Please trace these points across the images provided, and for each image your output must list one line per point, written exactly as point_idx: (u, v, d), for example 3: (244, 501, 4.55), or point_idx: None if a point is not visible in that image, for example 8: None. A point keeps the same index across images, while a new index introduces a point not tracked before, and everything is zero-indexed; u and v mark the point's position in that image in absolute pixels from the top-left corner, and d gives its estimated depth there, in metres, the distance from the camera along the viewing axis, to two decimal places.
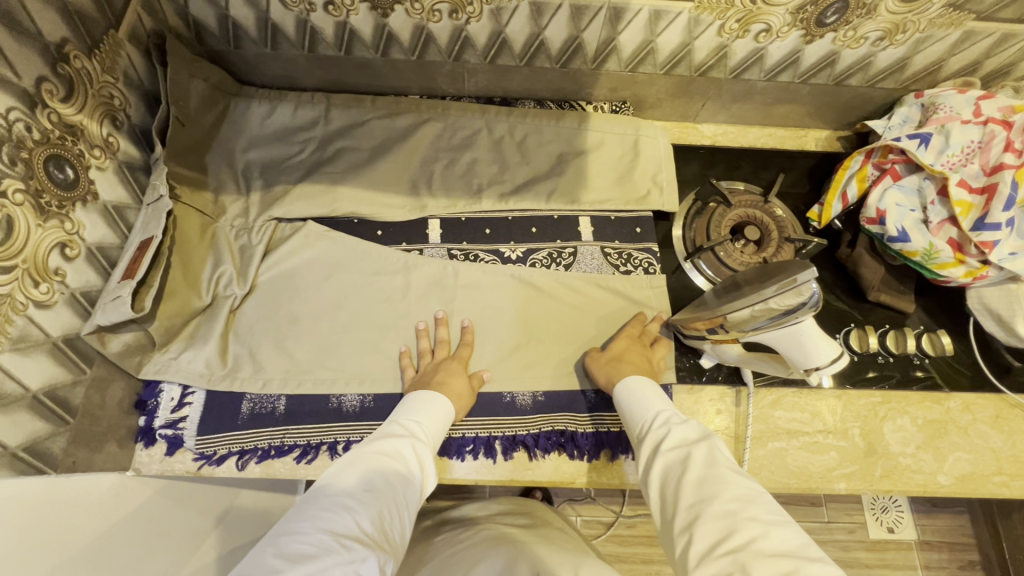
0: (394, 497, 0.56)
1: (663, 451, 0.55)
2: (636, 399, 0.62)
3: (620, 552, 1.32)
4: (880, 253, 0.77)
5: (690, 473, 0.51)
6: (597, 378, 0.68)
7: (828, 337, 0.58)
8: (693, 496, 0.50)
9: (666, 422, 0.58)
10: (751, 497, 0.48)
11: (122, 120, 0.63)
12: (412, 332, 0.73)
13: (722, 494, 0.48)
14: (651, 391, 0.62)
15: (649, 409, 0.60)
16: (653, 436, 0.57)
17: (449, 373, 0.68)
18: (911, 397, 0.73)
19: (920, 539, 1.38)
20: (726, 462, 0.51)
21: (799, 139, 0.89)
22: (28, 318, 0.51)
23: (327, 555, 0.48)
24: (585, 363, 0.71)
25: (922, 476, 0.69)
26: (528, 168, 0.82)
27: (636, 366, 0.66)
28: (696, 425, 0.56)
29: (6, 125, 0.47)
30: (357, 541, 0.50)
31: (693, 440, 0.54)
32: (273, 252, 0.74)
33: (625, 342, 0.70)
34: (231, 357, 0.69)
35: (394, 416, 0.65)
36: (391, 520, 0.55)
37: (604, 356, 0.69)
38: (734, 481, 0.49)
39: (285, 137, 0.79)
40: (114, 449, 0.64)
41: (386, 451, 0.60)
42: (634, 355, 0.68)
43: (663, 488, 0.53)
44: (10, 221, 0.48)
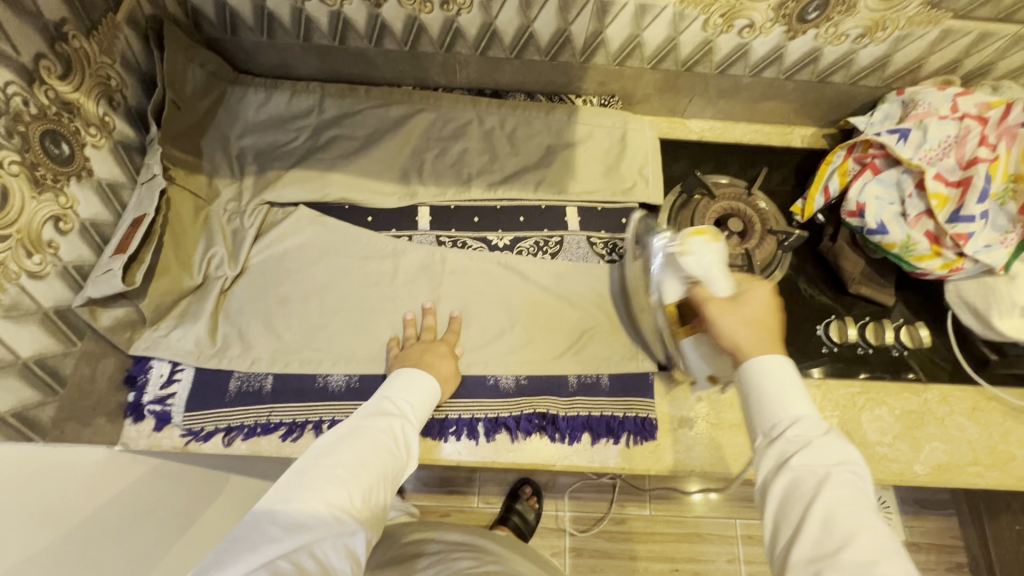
0: (386, 471, 0.57)
1: (790, 467, 0.47)
2: (769, 390, 0.52)
3: (608, 547, 1.33)
4: (861, 246, 0.79)
5: (823, 504, 0.45)
6: (726, 334, 0.56)
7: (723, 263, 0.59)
8: (826, 532, 0.44)
9: (804, 433, 0.49)
10: (892, 552, 0.43)
11: (118, 100, 0.64)
12: (400, 321, 0.74)
13: (859, 540, 0.43)
14: (789, 380, 0.52)
15: (785, 408, 0.51)
16: (779, 448, 0.49)
17: (436, 355, 0.69)
18: (889, 388, 0.75)
19: (907, 540, 1.38)
20: (858, 496, 0.46)
21: (784, 136, 0.91)
22: (20, 288, 0.52)
23: (319, 527, 0.50)
24: (709, 306, 0.57)
25: (898, 465, 0.70)
26: (517, 159, 0.83)
27: (773, 338, 0.55)
28: (839, 445, 0.48)
29: (4, 98, 0.49)
30: (350, 514, 0.52)
31: (828, 466, 0.47)
32: (265, 236, 0.76)
33: (761, 296, 0.58)
34: (221, 336, 0.70)
35: (386, 391, 0.64)
36: (380, 491, 0.56)
37: (741, 311, 0.56)
38: (874, 527, 0.44)
39: (280, 124, 0.80)
40: (102, 423, 0.65)
41: (379, 426, 0.59)
42: (772, 317, 0.57)
43: (783, 505, 0.47)
44: (6, 191, 0.49)
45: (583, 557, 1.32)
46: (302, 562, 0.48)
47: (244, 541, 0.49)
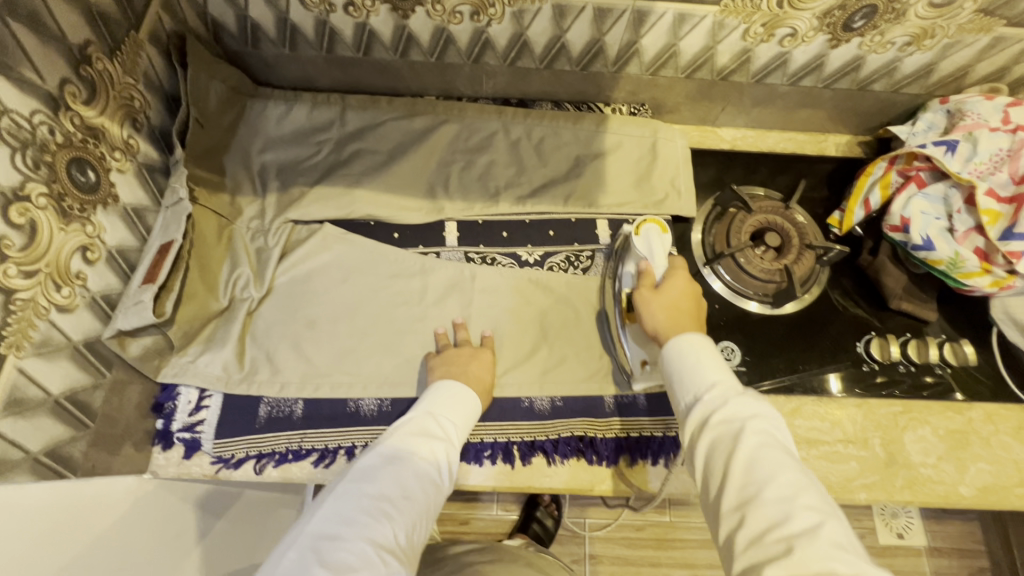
0: (427, 504, 0.55)
1: (710, 425, 0.52)
2: (686, 363, 0.58)
3: (628, 554, 1.32)
4: (902, 261, 0.77)
5: (739, 452, 0.49)
6: (647, 318, 0.64)
7: (665, 253, 0.71)
8: (745, 477, 0.48)
9: (720, 395, 0.55)
10: (807, 485, 0.47)
11: (142, 122, 0.62)
12: (431, 336, 0.72)
13: (779, 479, 0.47)
14: (705, 352, 0.59)
15: (703, 376, 0.57)
16: (703, 408, 0.54)
17: (482, 364, 0.68)
18: (932, 407, 0.73)
19: (930, 545, 1.36)
20: (776, 443, 0.50)
21: (818, 144, 0.88)
22: (50, 322, 0.51)
23: (367, 568, 0.47)
24: (635, 295, 0.67)
25: (943, 487, 0.68)
26: (545, 171, 0.81)
27: (689, 318, 0.63)
28: (751, 401, 0.53)
29: (30, 128, 0.47)
30: (393, 555, 0.50)
31: (744, 416, 0.52)
32: (290, 254, 0.74)
33: (683, 284, 0.66)
34: (249, 359, 0.69)
35: (430, 407, 0.62)
36: (419, 528, 0.54)
37: (659, 296, 0.65)
38: (791, 467, 0.48)
39: (302, 138, 0.78)
40: (130, 451, 0.63)
41: (423, 452, 0.58)
42: (689, 302, 0.65)
43: (708, 460, 0.51)
44: (34, 225, 0.47)
45: (604, 564, 1.31)
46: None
47: None
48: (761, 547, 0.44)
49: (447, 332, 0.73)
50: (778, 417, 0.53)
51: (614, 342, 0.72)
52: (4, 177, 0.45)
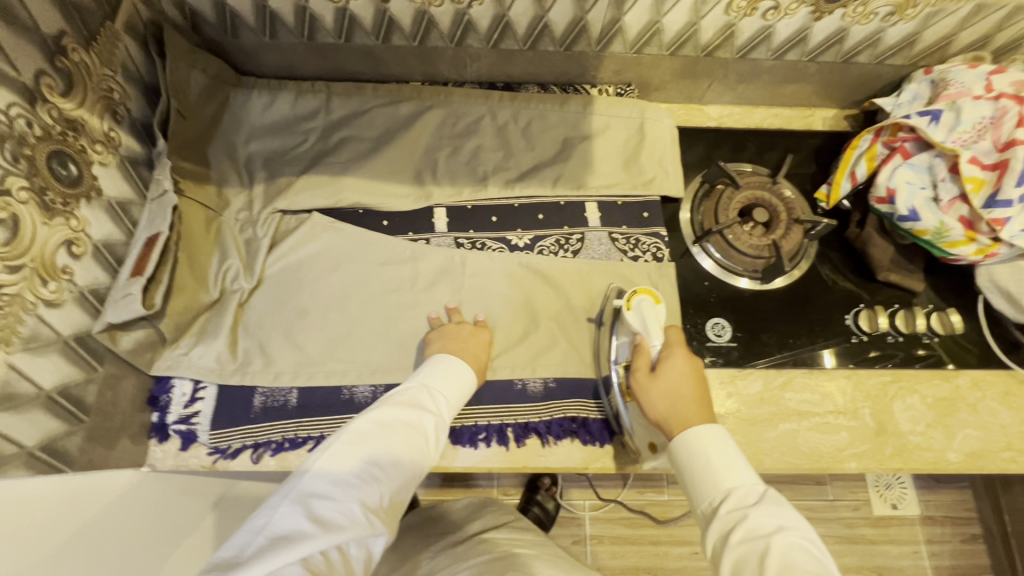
0: (414, 471, 0.58)
1: (733, 543, 0.50)
2: (699, 467, 0.57)
3: (627, 534, 1.34)
4: (890, 232, 0.77)
5: None
6: (647, 405, 0.62)
7: (661, 324, 0.68)
8: None
9: (738, 506, 0.53)
10: None
11: (122, 114, 0.62)
12: (424, 322, 0.73)
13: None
14: (719, 452, 0.57)
15: (719, 484, 0.55)
16: (722, 520, 0.52)
17: (479, 343, 0.69)
18: (920, 375, 0.74)
19: (923, 514, 1.38)
20: (808, 564, 0.47)
21: (805, 119, 0.88)
22: (38, 318, 0.50)
23: (353, 528, 0.51)
24: (632, 380, 0.64)
25: (931, 454, 0.69)
26: (533, 155, 0.81)
27: (693, 404, 0.61)
28: (772, 510, 0.51)
29: (7, 121, 0.46)
30: (378, 516, 0.53)
31: (768, 530, 0.49)
32: (279, 245, 0.74)
33: (681, 365, 0.64)
34: (241, 350, 0.69)
35: (426, 380, 0.63)
36: (403, 490, 0.57)
37: (659, 383, 0.63)
38: None
39: (287, 128, 0.77)
40: (127, 445, 0.63)
41: (414, 422, 0.59)
42: (691, 386, 0.62)
43: None
44: (16, 220, 0.47)
45: (604, 544, 1.33)
46: (331, 556, 0.49)
47: (281, 538, 0.49)
48: None
49: (441, 316, 0.74)
50: (807, 527, 0.51)
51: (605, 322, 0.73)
52: None
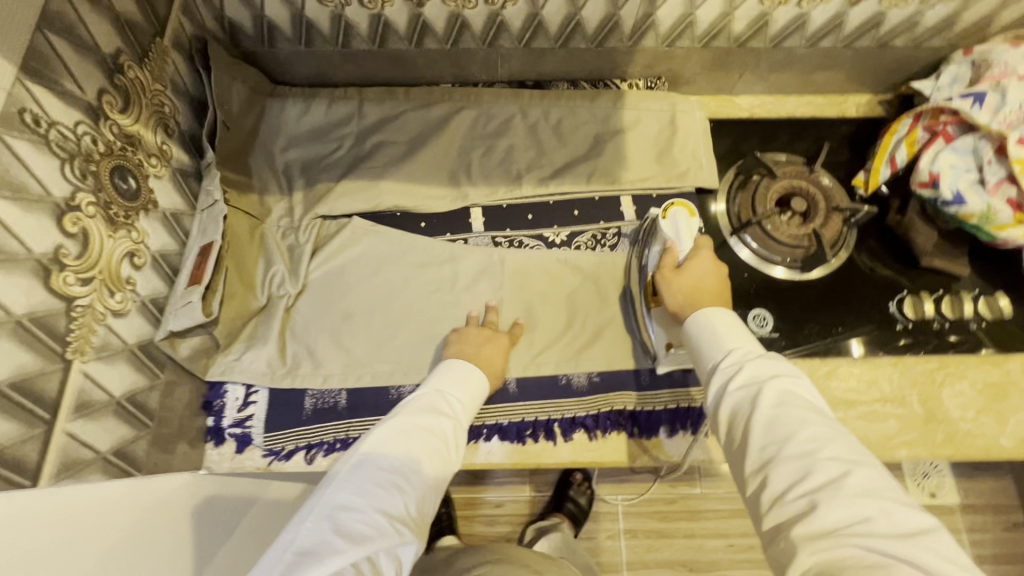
0: (438, 479, 0.55)
1: (731, 389, 0.51)
2: (707, 336, 0.58)
3: (660, 528, 1.31)
4: (932, 218, 0.76)
5: (760, 410, 0.48)
6: (667, 297, 0.64)
7: (693, 235, 0.68)
8: (766, 434, 0.47)
9: (738, 360, 0.54)
10: (832, 435, 0.45)
11: (173, 127, 0.63)
12: (461, 319, 0.74)
13: (800, 433, 0.45)
14: (725, 325, 0.58)
15: (722, 346, 0.56)
16: (722, 372, 0.53)
17: (496, 349, 0.69)
18: (968, 361, 0.73)
19: (963, 502, 1.33)
20: (800, 400, 0.49)
21: (838, 106, 0.87)
22: (108, 327, 0.53)
23: (382, 538, 0.47)
24: (657, 277, 0.66)
25: (984, 440, 0.68)
26: (566, 153, 0.81)
27: (713, 298, 0.62)
28: (769, 361, 0.52)
29: (76, 138, 0.48)
30: (407, 526, 0.50)
31: (767, 375, 0.51)
32: (321, 250, 0.75)
33: (707, 264, 0.65)
34: (290, 354, 0.70)
35: (439, 385, 0.63)
36: (428, 501, 0.54)
37: (681, 277, 0.64)
38: (815, 419, 0.47)
39: (323, 135, 0.79)
40: (185, 449, 0.65)
41: (434, 427, 0.58)
42: (713, 282, 0.64)
43: (730, 424, 0.50)
44: (86, 234, 0.49)
45: (639, 538, 1.30)
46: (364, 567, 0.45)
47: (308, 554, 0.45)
48: (786, 503, 0.43)
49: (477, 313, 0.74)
50: (803, 376, 0.52)
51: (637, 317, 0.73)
52: (56, 188, 0.46)
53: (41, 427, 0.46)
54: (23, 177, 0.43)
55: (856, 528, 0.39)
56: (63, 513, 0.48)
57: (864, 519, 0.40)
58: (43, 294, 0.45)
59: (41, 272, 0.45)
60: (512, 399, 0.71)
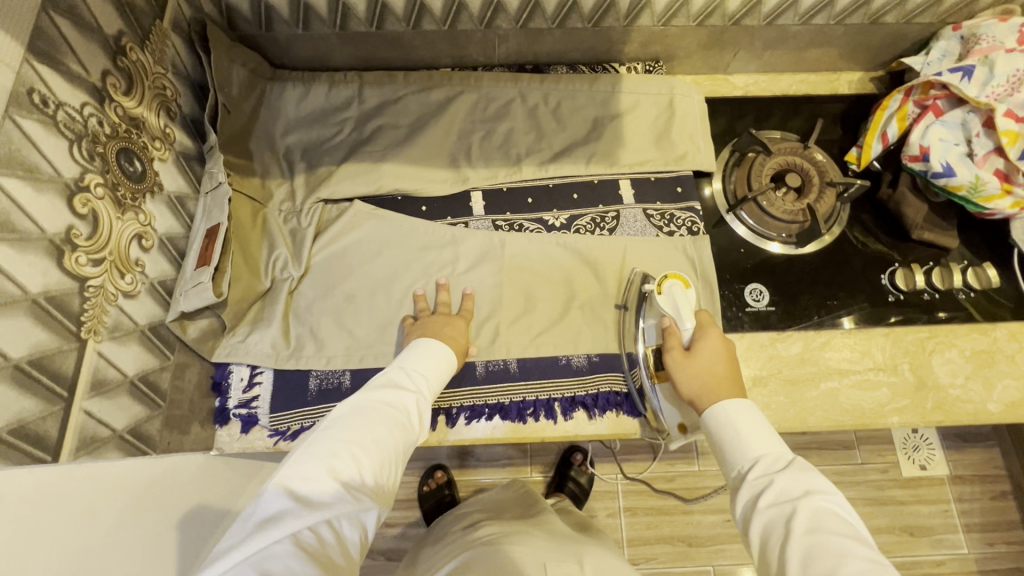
0: (402, 447, 0.56)
1: (761, 508, 0.51)
2: (729, 438, 0.58)
3: (660, 505, 1.33)
4: (922, 190, 0.79)
5: (794, 538, 0.48)
6: (682, 386, 0.64)
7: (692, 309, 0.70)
8: (804, 566, 0.46)
9: (765, 473, 0.54)
10: (874, 571, 0.44)
11: (175, 110, 0.64)
12: (410, 300, 0.74)
13: (840, 566, 0.44)
14: (749, 424, 0.58)
15: (749, 453, 0.56)
16: (750, 487, 0.53)
17: (457, 329, 0.69)
18: (958, 330, 0.75)
19: (952, 474, 1.36)
20: (838, 525, 0.48)
21: (831, 83, 0.88)
22: (119, 308, 0.54)
23: (339, 504, 0.49)
24: (667, 359, 0.66)
25: (972, 405, 0.71)
26: (564, 134, 0.82)
27: (729, 385, 0.62)
28: (800, 476, 0.52)
29: (83, 120, 0.48)
30: (364, 492, 0.51)
31: (798, 492, 0.51)
32: (323, 234, 0.76)
33: (716, 347, 0.65)
34: (294, 337, 0.71)
35: (402, 361, 0.63)
36: (391, 469, 0.55)
37: (694, 362, 0.65)
38: (857, 552, 0.45)
39: (322, 119, 0.79)
40: (198, 430, 0.67)
41: (393, 400, 0.59)
42: (725, 367, 0.64)
43: (764, 549, 0.50)
44: (96, 215, 0.50)
45: (638, 515, 1.33)
46: (321, 533, 0.47)
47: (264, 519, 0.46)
48: None
49: (427, 293, 0.75)
50: (839, 492, 0.51)
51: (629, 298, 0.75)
52: (66, 169, 0.47)
53: (60, 404, 0.47)
54: (34, 158, 0.43)
55: None
56: (65, 496, 0.47)
57: None
58: (57, 274, 0.46)
59: (54, 251, 0.45)
60: (513, 379, 0.73)
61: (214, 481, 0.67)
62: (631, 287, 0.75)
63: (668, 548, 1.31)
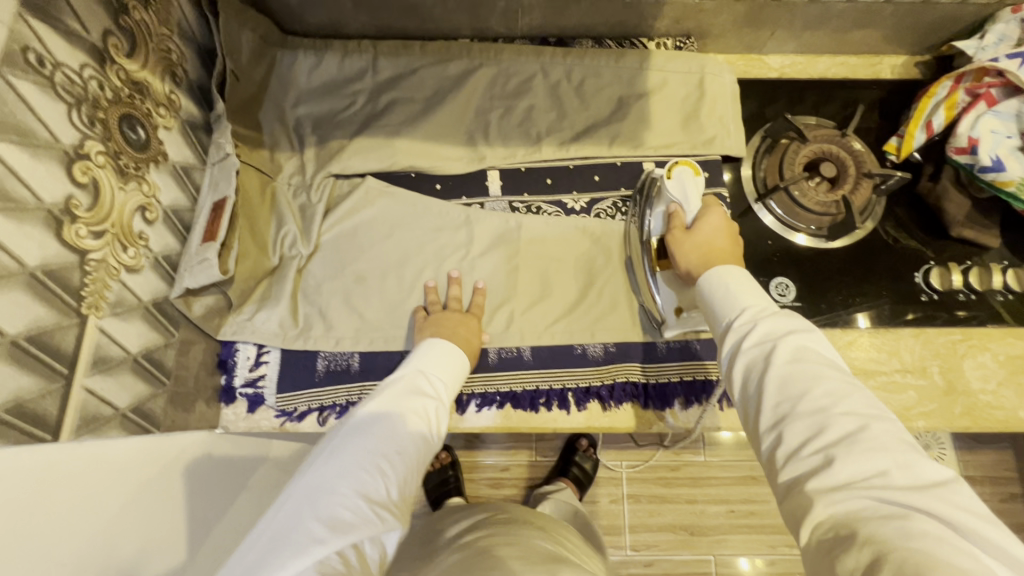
0: (422, 457, 0.54)
1: (744, 349, 0.48)
2: (716, 294, 0.54)
3: (664, 493, 1.32)
4: (966, 184, 0.73)
5: (774, 368, 0.45)
6: (680, 260, 0.60)
7: (700, 193, 0.64)
8: (779, 392, 0.44)
9: (751, 317, 0.50)
10: (847, 390, 0.43)
11: (181, 76, 0.61)
12: (421, 291, 0.71)
13: (816, 390, 0.43)
14: (735, 280, 0.54)
15: (735, 306, 0.52)
16: (732, 332, 0.50)
17: (470, 330, 0.67)
18: (992, 333, 0.71)
19: (962, 473, 1.32)
20: (819, 357, 0.45)
21: (872, 68, 0.83)
22: (122, 283, 0.52)
23: (364, 525, 0.46)
24: (667, 238, 0.62)
25: (1003, 412, 0.68)
26: (588, 114, 0.78)
27: (727, 256, 0.59)
28: (786, 319, 0.48)
29: (82, 82, 0.46)
30: (387, 509, 0.49)
31: (783, 331, 0.47)
32: (334, 211, 0.73)
33: (718, 223, 0.61)
34: (302, 316, 0.69)
35: (421, 365, 0.61)
36: (411, 479, 0.52)
37: (692, 238, 0.61)
38: (832, 374, 0.44)
39: (334, 90, 0.75)
40: (203, 408, 0.65)
41: (415, 407, 0.57)
42: (726, 241, 0.60)
43: (742, 388, 0.47)
44: (96, 185, 0.47)
45: (641, 502, 1.32)
46: (348, 556, 0.44)
47: (286, 539, 0.44)
48: (796, 460, 0.41)
49: (438, 285, 0.72)
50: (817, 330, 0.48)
51: (642, 286, 0.71)
52: (64, 135, 0.44)
53: (61, 382, 0.46)
54: (29, 122, 0.41)
55: (872, 482, 0.37)
56: (68, 477, 0.46)
57: (879, 473, 0.38)
58: (55, 247, 0.43)
59: (53, 223, 0.43)
60: (527, 368, 0.71)
61: (217, 463, 0.66)
62: (634, 263, 0.72)
63: (670, 537, 1.30)
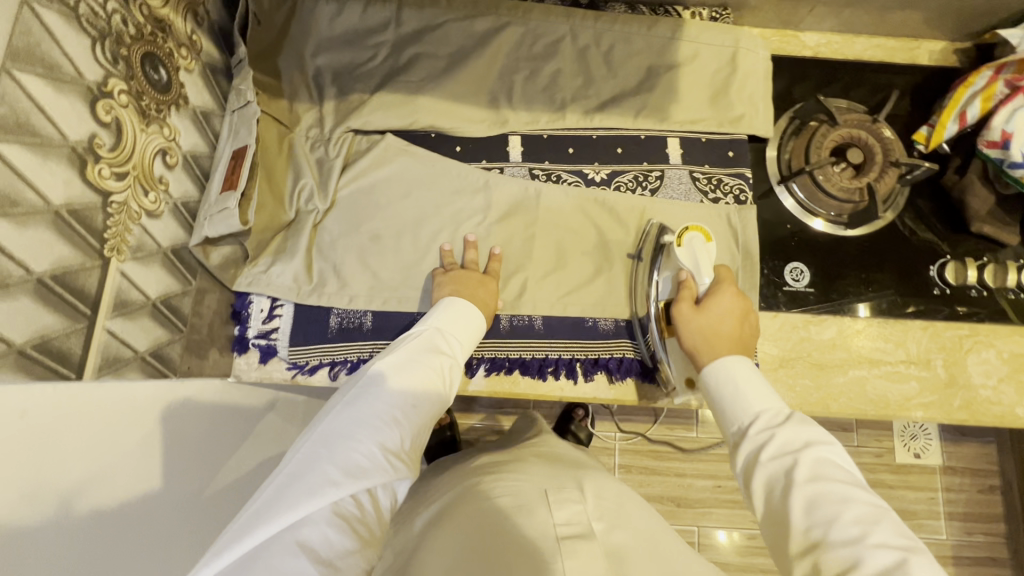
0: (434, 413, 0.56)
1: (763, 461, 0.50)
2: (728, 392, 0.58)
3: (654, 466, 1.36)
4: (992, 179, 0.73)
5: (798, 489, 0.47)
6: (686, 338, 0.63)
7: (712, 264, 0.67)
8: (808, 519, 0.46)
9: (766, 426, 0.53)
10: (876, 516, 0.44)
11: (201, 15, 0.59)
12: (437, 255, 0.71)
13: (843, 514, 0.44)
14: (748, 380, 0.58)
15: (747, 409, 0.55)
16: (750, 442, 0.53)
17: (489, 292, 0.67)
18: (999, 330, 0.72)
19: (944, 464, 1.35)
20: (840, 474, 0.48)
21: (910, 52, 0.81)
22: (142, 227, 0.51)
23: (378, 471, 0.48)
24: (675, 311, 0.65)
25: (1000, 408, 0.69)
26: (615, 83, 0.76)
27: (731, 342, 0.62)
28: (803, 428, 0.51)
29: (106, 16, 0.44)
30: (400, 460, 0.50)
31: (801, 444, 0.50)
32: (351, 167, 0.72)
33: (729, 306, 0.64)
34: (317, 272, 0.69)
35: (440, 324, 0.62)
36: (422, 433, 0.54)
37: (700, 316, 0.63)
38: (857, 497, 0.45)
39: (355, 41, 0.72)
40: (216, 355, 0.67)
41: (430, 363, 0.58)
42: (733, 324, 0.63)
43: (767, 498, 0.49)
44: (119, 125, 0.46)
45: (632, 473, 1.36)
46: (361, 500, 0.47)
47: (304, 477, 0.45)
48: None
49: (455, 249, 0.72)
50: (836, 440, 0.51)
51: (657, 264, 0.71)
52: (89, 71, 0.43)
53: (83, 322, 0.46)
54: (55, 56, 0.40)
55: None
56: (89, 399, 0.47)
57: None
58: (80, 186, 0.43)
59: (77, 161, 0.42)
60: (538, 336, 0.71)
61: (224, 409, 0.66)
62: (646, 241, 0.72)
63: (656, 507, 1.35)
